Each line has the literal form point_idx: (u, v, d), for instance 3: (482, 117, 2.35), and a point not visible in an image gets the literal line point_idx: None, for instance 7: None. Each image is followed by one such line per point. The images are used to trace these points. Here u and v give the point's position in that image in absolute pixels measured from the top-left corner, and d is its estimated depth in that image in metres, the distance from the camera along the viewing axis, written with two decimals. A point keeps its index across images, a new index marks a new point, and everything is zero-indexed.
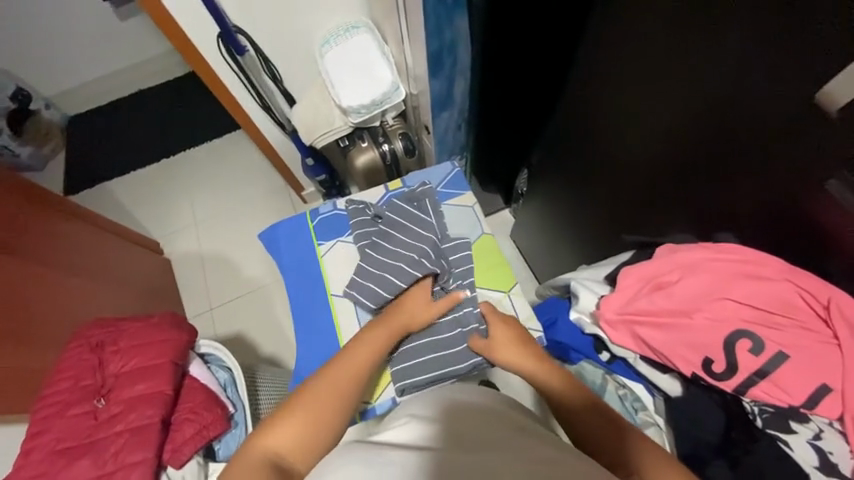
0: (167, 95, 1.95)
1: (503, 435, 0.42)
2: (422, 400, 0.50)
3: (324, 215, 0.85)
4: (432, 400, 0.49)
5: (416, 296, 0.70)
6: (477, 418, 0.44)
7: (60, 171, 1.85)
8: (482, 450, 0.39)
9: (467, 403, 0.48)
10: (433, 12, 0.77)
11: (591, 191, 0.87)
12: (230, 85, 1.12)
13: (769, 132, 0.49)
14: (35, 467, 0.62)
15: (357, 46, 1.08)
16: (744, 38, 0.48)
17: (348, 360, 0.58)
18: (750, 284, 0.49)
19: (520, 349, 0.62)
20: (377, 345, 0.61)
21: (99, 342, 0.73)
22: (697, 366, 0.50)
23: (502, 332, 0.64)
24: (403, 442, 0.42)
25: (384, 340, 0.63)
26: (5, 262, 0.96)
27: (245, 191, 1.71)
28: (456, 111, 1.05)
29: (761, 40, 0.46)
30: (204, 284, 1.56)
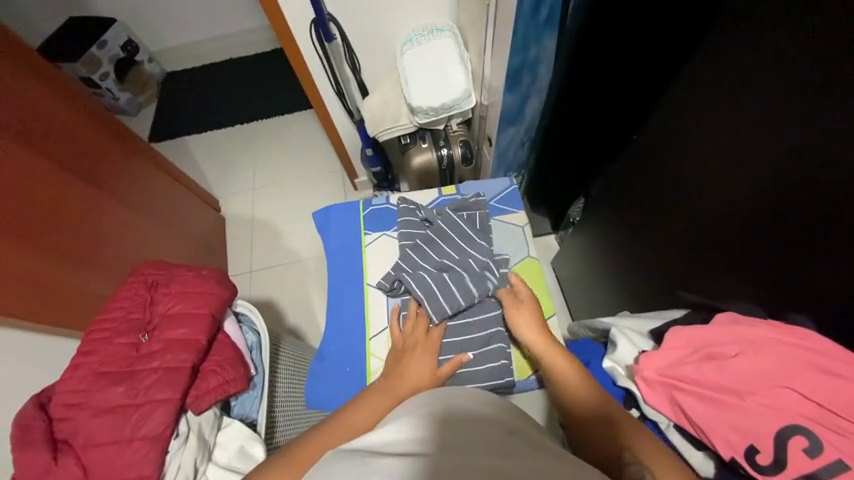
0: (253, 66, 2.10)
1: (501, 441, 0.41)
2: (415, 403, 0.49)
3: (376, 207, 0.87)
4: (428, 403, 0.48)
5: (423, 355, 0.66)
6: (470, 425, 0.43)
7: (148, 119, 2.03)
8: (475, 455, 0.39)
9: (463, 409, 0.46)
10: (522, 30, 0.76)
11: (649, 236, 0.82)
12: (312, 67, 1.17)
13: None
14: (80, 382, 0.68)
15: (438, 48, 1.10)
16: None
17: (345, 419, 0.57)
18: (821, 380, 0.43)
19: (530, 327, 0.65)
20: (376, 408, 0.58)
21: (153, 282, 0.79)
22: (739, 452, 0.44)
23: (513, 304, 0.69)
24: (392, 445, 0.41)
25: (384, 404, 0.59)
26: (90, 193, 1.08)
27: (303, 167, 1.79)
28: (522, 127, 1.03)
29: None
30: (248, 246, 1.65)
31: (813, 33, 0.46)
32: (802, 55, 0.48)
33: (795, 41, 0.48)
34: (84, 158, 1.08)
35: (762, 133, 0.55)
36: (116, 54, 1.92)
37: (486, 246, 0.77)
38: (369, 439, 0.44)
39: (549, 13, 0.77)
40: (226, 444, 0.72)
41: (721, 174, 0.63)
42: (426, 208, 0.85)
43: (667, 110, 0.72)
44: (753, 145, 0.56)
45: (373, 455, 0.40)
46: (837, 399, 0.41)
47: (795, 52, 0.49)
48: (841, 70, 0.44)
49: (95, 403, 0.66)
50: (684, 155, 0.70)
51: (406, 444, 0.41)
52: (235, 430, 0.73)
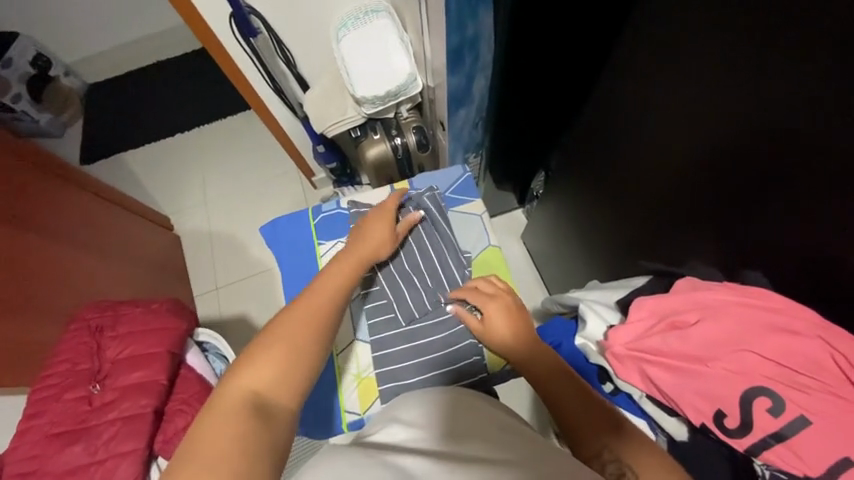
0: (184, 68, 1.93)
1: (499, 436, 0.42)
2: (418, 394, 0.49)
3: (328, 213, 0.83)
4: (423, 396, 0.48)
5: (379, 213, 0.69)
6: (469, 419, 0.44)
7: (77, 139, 1.86)
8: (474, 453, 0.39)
9: (459, 400, 0.47)
10: (455, 6, 0.71)
11: (610, 205, 0.83)
12: (243, 66, 1.08)
13: (816, 170, 0.44)
14: (31, 449, 0.62)
15: (375, 31, 1.03)
16: (800, 63, 0.42)
17: (323, 279, 0.56)
18: (776, 339, 0.44)
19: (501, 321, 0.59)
20: (349, 266, 0.59)
21: (98, 326, 0.73)
22: (708, 417, 0.45)
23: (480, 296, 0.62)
24: (401, 440, 0.42)
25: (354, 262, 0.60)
26: (17, 237, 0.98)
27: (256, 172, 1.70)
28: (474, 108, 0.99)
29: (819, 66, 0.40)
30: (211, 263, 1.57)
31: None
32: (738, 11, 0.46)
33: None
34: (1, 198, 0.97)
35: (707, 94, 0.54)
36: (25, 72, 1.72)
37: (450, 236, 0.73)
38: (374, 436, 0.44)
39: None
40: None
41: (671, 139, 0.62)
42: None
43: (614, 75, 0.70)
44: (700, 107, 0.56)
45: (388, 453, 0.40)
46: (795, 355, 0.42)
47: (731, 8, 0.47)
48: (778, 25, 0.43)
49: (53, 467, 0.61)
50: (634, 122, 0.69)
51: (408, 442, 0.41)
52: None
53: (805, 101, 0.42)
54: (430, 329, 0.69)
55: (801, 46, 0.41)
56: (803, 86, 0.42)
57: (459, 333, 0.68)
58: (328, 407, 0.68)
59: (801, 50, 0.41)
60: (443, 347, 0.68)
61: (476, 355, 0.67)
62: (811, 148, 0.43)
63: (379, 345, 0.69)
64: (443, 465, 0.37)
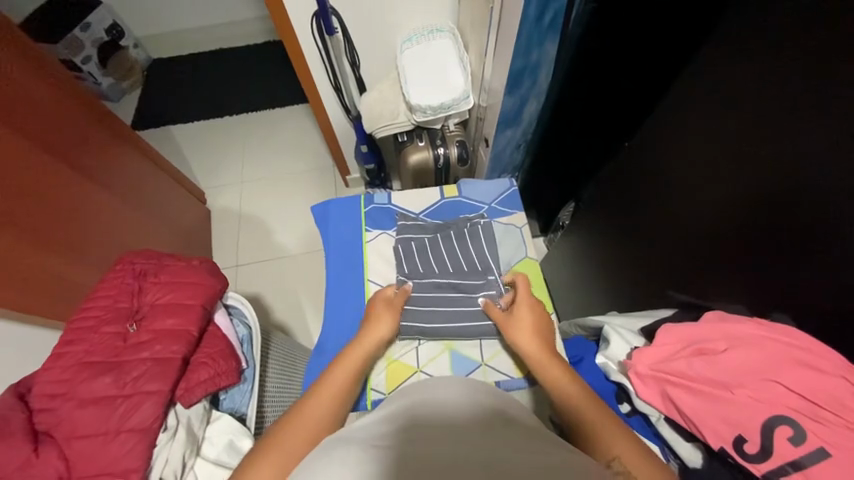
0: (244, 58, 2.05)
1: (483, 436, 0.42)
2: (400, 400, 0.50)
3: (377, 204, 0.88)
4: (406, 400, 0.49)
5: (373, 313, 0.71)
6: (449, 422, 0.44)
7: (132, 106, 1.97)
8: (443, 446, 0.40)
9: (442, 400, 0.48)
10: (527, 33, 0.79)
11: (638, 239, 0.85)
12: (311, 60, 1.17)
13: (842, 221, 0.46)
14: (63, 372, 0.65)
15: (438, 48, 1.12)
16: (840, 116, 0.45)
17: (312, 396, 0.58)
18: (800, 372, 0.46)
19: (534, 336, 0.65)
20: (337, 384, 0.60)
21: (142, 271, 0.77)
22: (727, 441, 0.47)
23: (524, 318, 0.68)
24: (375, 439, 0.42)
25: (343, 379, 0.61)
26: (69, 178, 1.03)
27: (292, 162, 1.76)
28: (519, 130, 1.08)
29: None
30: (235, 240, 1.62)
31: (793, 51, 0.49)
32: (784, 67, 0.51)
33: (781, 55, 0.51)
34: (62, 139, 1.02)
35: (744, 142, 0.58)
36: (100, 37, 1.85)
37: (491, 252, 0.79)
38: (354, 436, 0.44)
39: (552, 19, 0.80)
40: (214, 438, 0.70)
41: (708, 180, 0.65)
42: (427, 223, 0.85)
43: (657, 117, 0.75)
44: (739, 154, 0.59)
45: (364, 447, 0.41)
46: (818, 390, 0.44)
47: (776, 66, 0.51)
48: (819, 84, 0.47)
49: (79, 393, 0.63)
50: (673, 161, 0.73)
51: (375, 429, 0.44)
52: (225, 424, 0.71)
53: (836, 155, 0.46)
54: (457, 313, 0.74)
55: (837, 107, 0.45)
56: (837, 141, 0.45)
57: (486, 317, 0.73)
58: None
59: (838, 108, 0.45)
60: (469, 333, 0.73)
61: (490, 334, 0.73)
62: (838, 199, 0.46)
63: (415, 315, 0.73)
64: (407, 456, 0.39)
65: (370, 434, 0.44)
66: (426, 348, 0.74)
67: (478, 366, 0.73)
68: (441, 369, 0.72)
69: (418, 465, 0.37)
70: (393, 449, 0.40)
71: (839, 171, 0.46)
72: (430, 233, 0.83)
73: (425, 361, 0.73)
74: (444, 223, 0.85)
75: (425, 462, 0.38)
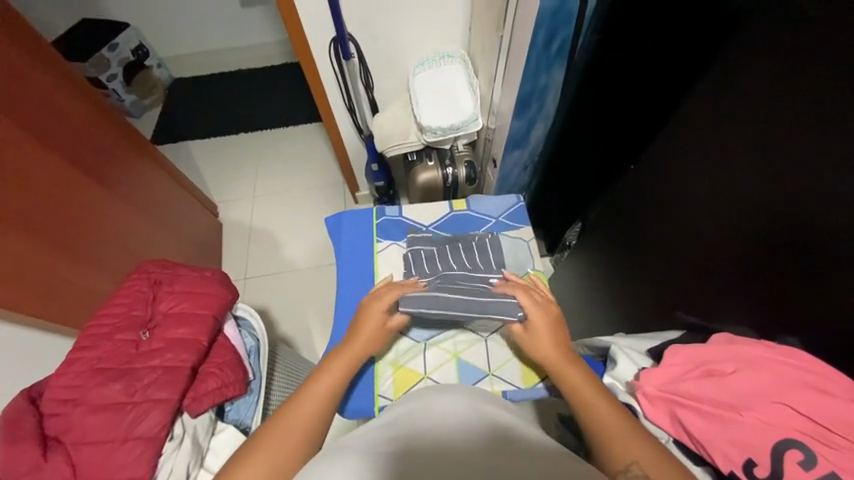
0: (261, 78, 2.14)
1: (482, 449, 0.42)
2: (402, 409, 0.50)
3: (389, 216, 0.90)
4: (407, 409, 0.50)
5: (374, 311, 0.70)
6: (447, 433, 0.44)
7: (152, 122, 2.04)
8: (437, 460, 0.40)
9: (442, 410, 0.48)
10: (535, 61, 0.84)
11: (643, 260, 0.86)
12: (327, 81, 1.22)
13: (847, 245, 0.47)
14: (76, 378, 0.66)
15: (449, 72, 1.17)
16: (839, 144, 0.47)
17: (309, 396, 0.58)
18: (811, 396, 0.46)
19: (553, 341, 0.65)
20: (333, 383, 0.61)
21: (157, 280, 0.79)
22: (737, 465, 0.47)
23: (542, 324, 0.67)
24: (374, 447, 0.43)
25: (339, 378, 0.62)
26: (91, 189, 1.07)
27: (303, 178, 1.81)
28: (526, 151, 1.12)
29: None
30: (244, 253, 1.65)
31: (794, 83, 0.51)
32: (785, 98, 0.53)
33: (783, 86, 0.53)
34: (87, 152, 1.07)
35: (748, 167, 0.60)
36: (126, 57, 1.94)
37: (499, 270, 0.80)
38: (353, 443, 0.45)
39: (559, 48, 0.86)
40: (219, 450, 0.71)
41: (713, 203, 0.67)
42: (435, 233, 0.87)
43: (662, 142, 0.78)
44: (742, 179, 0.61)
45: (362, 456, 0.41)
46: (828, 414, 0.44)
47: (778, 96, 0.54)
48: (820, 112, 0.49)
49: (89, 399, 0.64)
50: (679, 184, 0.74)
51: (378, 434, 0.45)
52: (230, 435, 0.71)
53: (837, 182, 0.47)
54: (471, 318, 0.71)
55: (839, 136, 0.47)
56: (840, 167, 0.47)
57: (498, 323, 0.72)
58: (363, 390, 0.72)
59: (840, 136, 0.47)
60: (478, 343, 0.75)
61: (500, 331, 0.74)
62: (841, 224, 0.47)
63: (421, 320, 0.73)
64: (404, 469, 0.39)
65: (369, 442, 0.44)
66: (433, 355, 0.75)
67: (485, 374, 0.73)
68: (449, 376, 0.73)
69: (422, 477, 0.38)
70: (399, 454, 0.41)
71: (841, 197, 0.47)
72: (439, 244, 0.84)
73: (431, 367, 0.74)
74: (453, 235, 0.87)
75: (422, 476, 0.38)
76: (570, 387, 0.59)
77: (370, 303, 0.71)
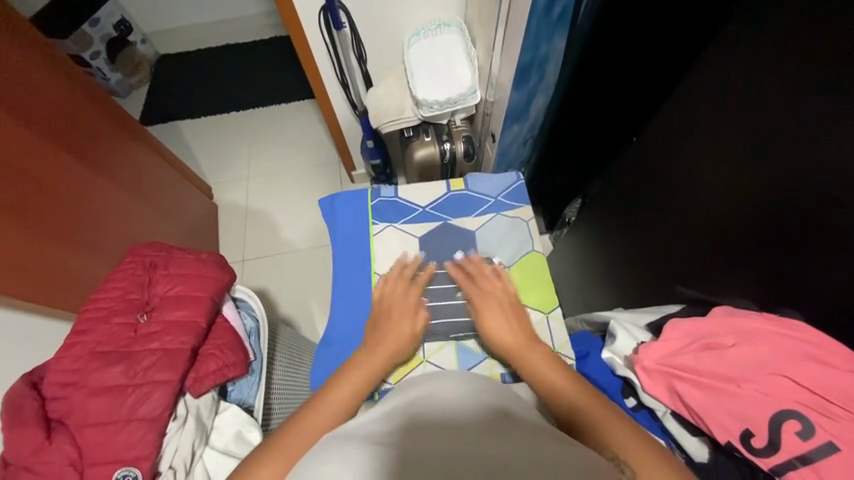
0: (251, 53, 2.05)
1: (480, 433, 0.42)
2: (400, 397, 0.51)
3: (384, 198, 0.88)
4: (405, 397, 0.50)
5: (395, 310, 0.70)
6: (444, 420, 0.44)
7: (140, 101, 1.99)
8: (433, 442, 0.40)
9: (440, 397, 0.48)
10: (534, 30, 0.79)
11: (644, 235, 0.85)
12: (317, 55, 1.17)
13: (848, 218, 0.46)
14: (74, 362, 0.66)
15: (445, 42, 1.12)
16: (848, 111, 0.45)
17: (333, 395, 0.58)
18: (811, 368, 0.45)
19: (511, 333, 0.66)
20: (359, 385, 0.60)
21: (152, 262, 0.78)
22: (734, 435, 0.47)
23: (494, 316, 0.69)
24: (370, 436, 0.43)
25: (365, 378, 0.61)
26: (82, 173, 1.05)
27: (298, 157, 1.77)
28: (526, 125, 1.08)
29: None
30: (241, 235, 1.63)
31: (805, 45, 0.48)
32: (792, 62, 0.50)
33: (790, 51, 0.50)
34: (75, 135, 1.04)
35: (751, 139, 0.58)
36: (108, 33, 1.86)
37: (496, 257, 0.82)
38: (351, 433, 0.45)
39: (560, 14, 0.80)
40: (223, 428, 0.71)
41: (717, 176, 0.65)
42: (430, 217, 0.86)
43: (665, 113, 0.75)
44: (745, 150, 0.59)
45: (359, 444, 0.41)
46: (825, 386, 0.44)
47: (786, 60, 0.51)
48: (826, 79, 0.47)
49: (91, 382, 0.64)
50: (682, 156, 0.72)
51: (378, 424, 0.45)
52: (233, 414, 0.72)
53: (847, 150, 0.45)
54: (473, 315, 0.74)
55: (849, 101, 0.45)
56: (845, 137, 0.45)
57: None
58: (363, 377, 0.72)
59: (847, 105, 0.45)
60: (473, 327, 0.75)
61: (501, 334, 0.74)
62: (847, 194, 0.46)
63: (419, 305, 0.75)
64: (399, 454, 0.39)
65: (367, 431, 0.44)
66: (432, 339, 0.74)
67: (484, 358, 0.73)
68: (448, 360, 0.73)
69: (441, 462, 0.37)
70: (396, 441, 0.41)
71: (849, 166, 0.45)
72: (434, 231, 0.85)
73: (430, 351, 0.73)
74: (448, 219, 0.86)
75: (418, 459, 0.38)
76: (538, 381, 0.59)
77: (387, 302, 0.72)
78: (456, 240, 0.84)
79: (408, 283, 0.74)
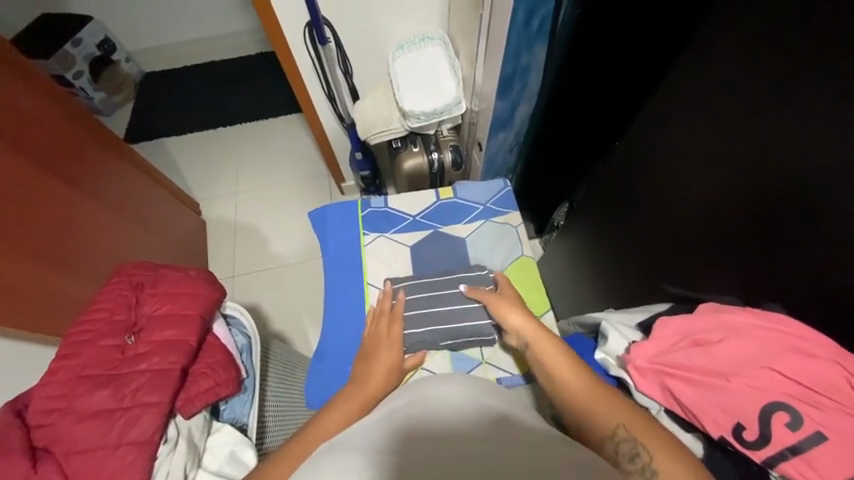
0: (237, 69, 2.06)
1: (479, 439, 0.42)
2: (398, 405, 0.50)
3: (374, 208, 0.88)
4: (404, 404, 0.49)
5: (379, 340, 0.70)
6: (446, 426, 0.44)
7: (125, 120, 1.97)
8: (438, 449, 0.40)
9: (438, 403, 0.48)
10: (515, 40, 0.81)
11: (632, 236, 0.86)
12: (303, 70, 1.18)
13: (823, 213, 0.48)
14: (60, 387, 0.64)
15: (429, 55, 1.14)
16: (817, 111, 0.47)
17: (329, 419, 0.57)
18: (797, 360, 0.46)
19: (525, 323, 0.66)
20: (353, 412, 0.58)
21: (139, 282, 0.77)
22: (727, 430, 0.48)
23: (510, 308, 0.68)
24: (373, 445, 0.42)
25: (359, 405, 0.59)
26: (67, 194, 1.03)
27: (287, 171, 1.77)
28: (512, 133, 1.10)
29: (832, 116, 0.45)
30: (231, 250, 1.61)
31: (775, 51, 0.51)
32: (762, 67, 0.53)
33: (760, 56, 0.53)
34: (59, 156, 1.03)
35: (729, 139, 0.60)
36: (91, 52, 1.85)
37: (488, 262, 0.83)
38: (352, 442, 0.44)
39: (539, 24, 0.82)
40: (216, 449, 0.69)
41: (698, 176, 0.67)
42: (422, 224, 0.87)
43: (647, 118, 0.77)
44: (723, 151, 0.61)
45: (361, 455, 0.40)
46: (812, 376, 0.45)
47: (756, 65, 0.53)
48: (795, 83, 0.49)
49: (77, 408, 0.62)
50: (664, 159, 0.74)
51: (380, 427, 0.45)
52: (226, 434, 0.70)
53: (819, 148, 0.47)
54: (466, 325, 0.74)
55: (817, 103, 0.47)
56: (816, 136, 0.47)
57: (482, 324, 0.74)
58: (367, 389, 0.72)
59: (817, 105, 0.47)
60: (465, 336, 0.74)
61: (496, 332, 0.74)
62: (822, 190, 0.48)
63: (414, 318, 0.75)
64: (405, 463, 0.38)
65: (367, 439, 0.44)
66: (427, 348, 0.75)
67: (479, 363, 0.74)
68: (442, 367, 0.73)
69: (451, 465, 0.37)
70: (400, 450, 0.40)
71: (821, 164, 0.47)
72: (427, 237, 0.86)
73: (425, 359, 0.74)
74: (440, 225, 0.87)
75: (423, 467, 0.38)
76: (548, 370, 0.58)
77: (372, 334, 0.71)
78: (447, 248, 0.85)
79: (387, 314, 0.73)
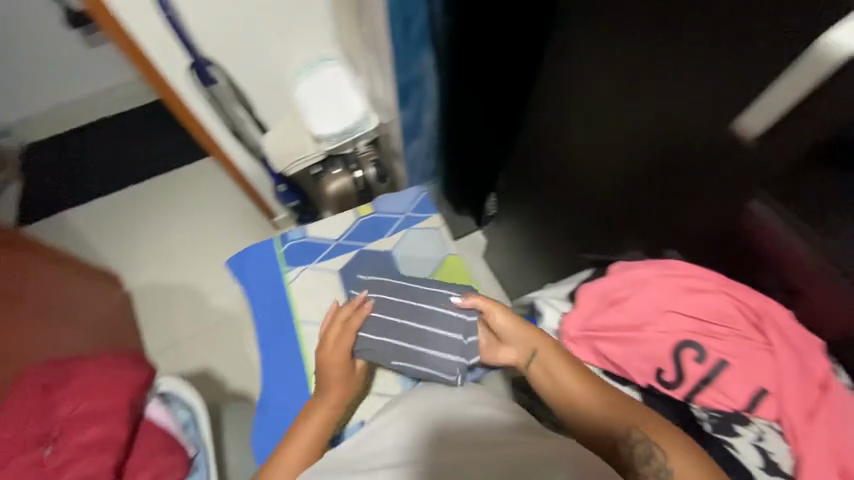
0: (133, 121, 1.89)
1: (495, 440, 0.49)
2: (410, 416, 0.57)
3: (294, 241, 0.85)
4: (417, 412, 0.57)
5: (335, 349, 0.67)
6: (465, 432, 0.51)
7: (11, 200, 1.75)
8: (458, 454, 0.48)
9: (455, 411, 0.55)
10: (400, 53, 0.84)
11: (554, 214, 0.91)
12: (201, 114, 1.13)
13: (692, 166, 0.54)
14: None
15: (327, 75, 1.13)
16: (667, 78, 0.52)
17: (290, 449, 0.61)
18: (693, 298, 0.54)
19: (527, 337, 0.61)
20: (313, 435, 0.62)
21: (47, 385, 0.70)
22: (651, 376, 0.55)
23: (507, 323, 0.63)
24: (393, 459, 0.50)
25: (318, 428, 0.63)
26: None
27: (213, 219, 1.66)
28: (426, 138, 1.10)
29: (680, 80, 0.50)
30: (168, 317, 1.50)
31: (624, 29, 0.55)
32: (618, 45, 0.57)
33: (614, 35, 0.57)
34: None
35: (607, 114, 0.64)
36: None
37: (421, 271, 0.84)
38: (375, 458, 0.52)
39: (420, 33, 0.83)
40: None
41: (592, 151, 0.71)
42: (347, 246, 0.86)
43: (536, 101, 0.81)
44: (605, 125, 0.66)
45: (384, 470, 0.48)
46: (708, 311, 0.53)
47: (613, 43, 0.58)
48: (645, 55, 0.54)
49: None
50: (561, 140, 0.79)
51: (402, 434, 0.53)
52: None
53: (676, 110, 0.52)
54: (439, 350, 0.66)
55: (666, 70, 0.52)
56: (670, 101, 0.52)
57: (450, 356, 0.66)
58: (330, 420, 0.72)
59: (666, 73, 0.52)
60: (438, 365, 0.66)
61: (459, 374, 0.65)
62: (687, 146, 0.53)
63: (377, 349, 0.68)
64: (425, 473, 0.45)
65: (389, 454, 0.51)
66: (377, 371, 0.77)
67: None
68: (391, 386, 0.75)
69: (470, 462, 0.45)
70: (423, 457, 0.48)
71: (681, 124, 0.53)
72: (356, 257, 0.85)
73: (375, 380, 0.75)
74: (365, 243, 0.86)
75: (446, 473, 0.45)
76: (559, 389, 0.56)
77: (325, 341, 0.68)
78: (377, 265, 0.84)
79: (343, 319, 0.69)
